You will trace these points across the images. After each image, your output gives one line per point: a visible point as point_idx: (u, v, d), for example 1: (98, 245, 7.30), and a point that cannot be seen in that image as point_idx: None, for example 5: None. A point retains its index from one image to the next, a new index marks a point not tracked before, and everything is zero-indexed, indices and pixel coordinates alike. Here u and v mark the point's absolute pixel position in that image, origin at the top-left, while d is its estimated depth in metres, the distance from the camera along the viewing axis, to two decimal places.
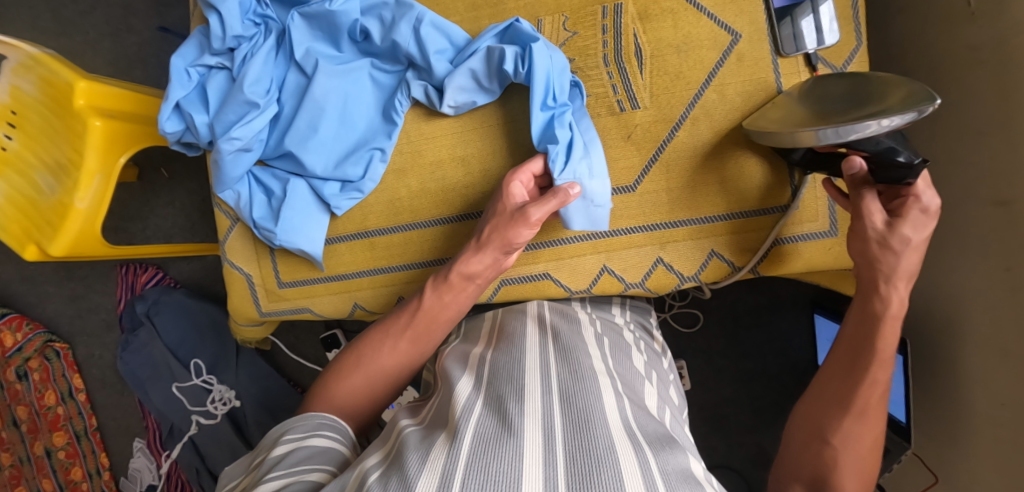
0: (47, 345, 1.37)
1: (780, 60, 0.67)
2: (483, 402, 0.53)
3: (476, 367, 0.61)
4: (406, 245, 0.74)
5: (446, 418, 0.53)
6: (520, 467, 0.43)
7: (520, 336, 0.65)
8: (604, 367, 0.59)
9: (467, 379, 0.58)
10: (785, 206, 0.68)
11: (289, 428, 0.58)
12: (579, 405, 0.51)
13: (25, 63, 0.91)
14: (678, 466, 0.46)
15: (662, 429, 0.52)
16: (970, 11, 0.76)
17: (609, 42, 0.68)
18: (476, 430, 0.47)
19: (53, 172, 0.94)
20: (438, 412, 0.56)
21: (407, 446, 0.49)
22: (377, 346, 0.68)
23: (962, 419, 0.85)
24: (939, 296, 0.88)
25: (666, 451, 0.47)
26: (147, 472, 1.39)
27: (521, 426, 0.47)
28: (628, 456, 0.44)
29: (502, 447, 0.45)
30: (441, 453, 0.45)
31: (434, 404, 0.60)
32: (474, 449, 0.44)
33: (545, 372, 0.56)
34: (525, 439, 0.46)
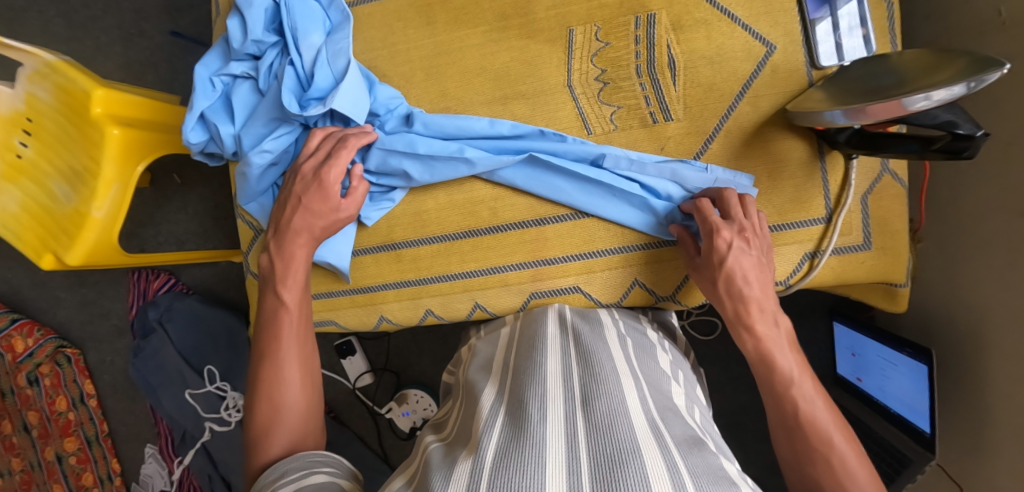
0: (59, 351, 1.36)
1: (814, 72, 0.66)
2: (505, 412, 0.52)
3: (498, 375, 0.60)
4: (435, 257, 0.73)
5: (469, 430, 0.52)
6: (545, 474, 0.43)
7: (541, 338, 0.64)
8: (628, 367, 0.58)
9: (490, 388, 0.58)
10: (817, 219, 0.67)
11: (284, 472, 0.55)
12: (602, 409, 0.50)
13: (40, 71, 0.90)
14: (709, 468, 0.45)
15: (689, 432, 0.51)
16: (1002, 19, 0.74)
17: (641, 53, 0.67)
18: (499, 440, 0.47)
19: (68, 179, 0.93)
20: (461, 426, 0.56)
21: (431, 465, 0.48)
22: (274, 389, 0.63)
23: (988, 431, 0.84)
24: (964, 307, 0.87)
25: (695, 454, 0.47)
26: (159, 479, 1.38)
27: (543, 434, 0.47)
28: (654, 460, 0.43)
29: (524, 455, 0.45)
30: (466, 468, 0.45)
31: (457, 419, 0.59)
32: (497, 462, 0.44)
33: (566, 377, 0.56)
34: (548, 448, 0.45)
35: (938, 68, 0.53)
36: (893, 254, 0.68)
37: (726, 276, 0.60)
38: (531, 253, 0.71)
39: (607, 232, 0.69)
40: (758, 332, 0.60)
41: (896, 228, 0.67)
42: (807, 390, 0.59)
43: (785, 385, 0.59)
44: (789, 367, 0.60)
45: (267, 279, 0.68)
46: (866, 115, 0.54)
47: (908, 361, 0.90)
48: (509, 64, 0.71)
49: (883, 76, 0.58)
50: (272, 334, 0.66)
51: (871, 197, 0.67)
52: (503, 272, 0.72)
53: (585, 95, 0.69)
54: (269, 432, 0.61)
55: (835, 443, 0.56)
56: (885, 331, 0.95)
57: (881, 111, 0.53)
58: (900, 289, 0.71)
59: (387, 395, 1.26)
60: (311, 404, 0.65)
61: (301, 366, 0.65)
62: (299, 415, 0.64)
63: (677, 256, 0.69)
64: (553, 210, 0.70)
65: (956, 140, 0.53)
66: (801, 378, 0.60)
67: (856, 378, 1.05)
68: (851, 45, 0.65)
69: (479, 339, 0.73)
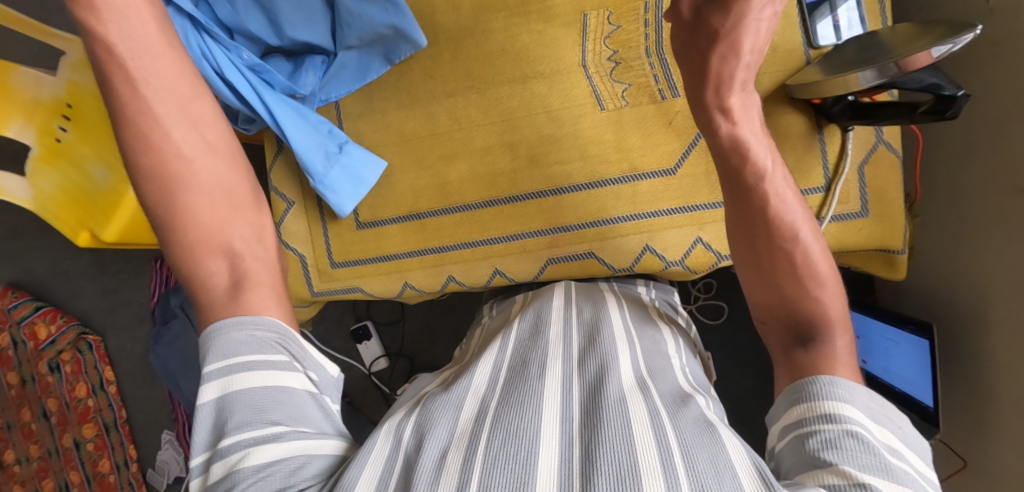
0: (81, 338, 1.41)
1: (812, 52, 0.71)
2: (508, 366, 0.56)
3: (506, 341, 0.64)
4: (457, 226, 0.78)
5: (475, 390, 0.57)
6: (540, 420, 0.47)
7: (545, 305, 0.68)
8: (626, 334, 0.62)
9: (496, 355, 0.62)
10: (815, 188, 0.72)
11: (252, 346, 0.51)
12: (597, 368, 0.54)
13: (83, 58, 0.96)
14: (693, 417, 0.49)
15: (679, 388, 0.55)
16: (989, 6, 0.79)
17: (651, 35, 0.73)
18: (499, 390, 0.52)
19: (108, 163, 1.00)
20: (468, 386, 0.60)
21: (441, 415, 0.53)
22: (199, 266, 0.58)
23: (990, 403, 0.87)
24: (964, 283, 0.91)
25: (680, 404, 0.50)
26: (176, 464, 1.45)
27: (540, 387, 0.51)
28: (639, 409, 0.47)
29: (522, 405, 0.48)
30: (470, 416, 0.49)
31: (466, 380, 0.63)
32: (497, 413, 0.48)
33: (566, 340, 0.60)
34: (544, 400, 0.49)
35: (921, 36, 0.58)
36: (890, 222, 0.72)
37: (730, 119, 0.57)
38: (548, 220, 0.75)
39: (619, 200, 0.74)
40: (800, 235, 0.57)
41: (892, 197, 0.72)
42: (835, 313, 0.56)
43: (809, 281, 0.56)
44: (821, 267, 0.57)
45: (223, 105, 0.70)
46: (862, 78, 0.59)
47: (911, 337, 0.95)
48: (528, 46, 0.76)
49: (872, 49, 0.62)
50: None
51: (868, 167, 0.71)
52: (522, 239, 0.76)
53: (598, 74, 0.74)
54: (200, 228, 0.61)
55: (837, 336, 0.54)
56: (888, 310, 1.00)
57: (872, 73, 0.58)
58: (898, 257, 0.75)
59: (401, 379, 1.29)
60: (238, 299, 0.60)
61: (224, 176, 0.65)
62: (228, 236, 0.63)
63: (688, 222, 0.73)
64: (569, 180, 0.74)
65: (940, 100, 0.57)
66: (829, 283, 0.57)
67: (863, 359, 1.10)
68: (849, 32, 0.71)
69: (491, 317, 0.78)
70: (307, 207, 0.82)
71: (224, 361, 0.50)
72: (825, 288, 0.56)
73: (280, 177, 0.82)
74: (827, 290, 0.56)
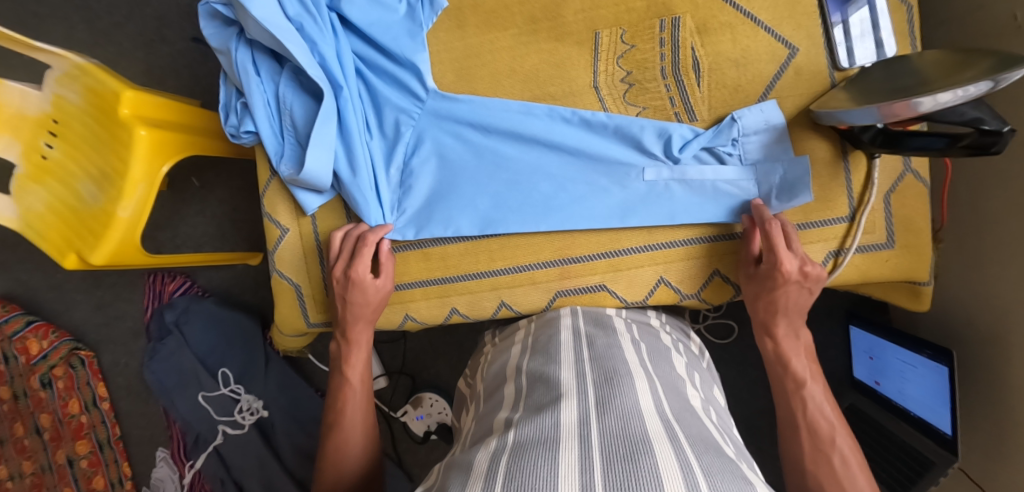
0: (73, 353, 1.36)
1: (836, 74, 0.67)
2: (522, 414, 0.53)
3: (516, 379, 0.61)
4: (462, 256, 0.74)
5: (484, 438, 0.53)
6: (558, 470, 0.43)
7: (556, 344, 0.65)
8: (643, 371, 0.59)
9: (505, 403, 0.58)
10: (840, 217, 0.68)
11: None
12: (617, 412, 0.50)
13: (69, 72, 0.91)
14: (725, 469, 0.46)
15: (704, 432, 0.51)
16: (1019, 24, 0.75)
17: (666, 55, 0.68)
18: (511, 443, 0.48)
19: (96, 181, 0.94)
20: (476, 435, 0.56)
21: (450, 473, 0.49)
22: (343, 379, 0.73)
23: (1012, 435, 0.84)
24: (984, 309, 0.88)
25: (708, 452, 0.47)
26: (170, 483, 1.37)
27: (558, 434, 0.48)
28: (667, 456, 0.44)
29: (540, 453, 0.45)
30: (482, 472, 0.45)
31: (475, 426, 0.60)
32: (514, 460, 0.44)
33: (581, 378, 0.57)
34: (563, 447, 0.46)
35: (963, 65, 0.54)
36: (916, 254, 0.69)
37: (770, 296, 0.65)
38: (557, 251, 0.72)
39: (632, 230, 0.71)
40: (791, 362, 0.66)
41: (919, 227, 0.68)
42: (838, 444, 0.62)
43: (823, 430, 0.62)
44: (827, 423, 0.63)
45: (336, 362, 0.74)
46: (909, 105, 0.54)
47: (928, 362, 0.91)
48: (538, 66, 0.72)
49: (904, 76, 0.59)
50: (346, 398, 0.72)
51: (894, 196, 0.68)
52: (530, 271, 0.73)
53: (611, 96, 0.71)
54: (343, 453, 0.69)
55: (837, 443, 0.61)
56: (904, 333, 0.96)
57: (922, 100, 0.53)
58: (924, 288, 0.72)
59: (401, 399, 1.26)
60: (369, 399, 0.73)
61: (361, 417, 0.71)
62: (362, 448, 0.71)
63: (705, 254, 0.70)
64: (580, 210, 0.70)
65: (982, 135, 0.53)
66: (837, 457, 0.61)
67: (875, 381, 1.06)
68: (864, 50, 0.66)
69: (496, 346, 0.75)
70: (303, 235, 0.78)
71: None
72: (830, 429, 0.62)
73: (274, 204, 0.78)
74: (833, 430, 0.62)
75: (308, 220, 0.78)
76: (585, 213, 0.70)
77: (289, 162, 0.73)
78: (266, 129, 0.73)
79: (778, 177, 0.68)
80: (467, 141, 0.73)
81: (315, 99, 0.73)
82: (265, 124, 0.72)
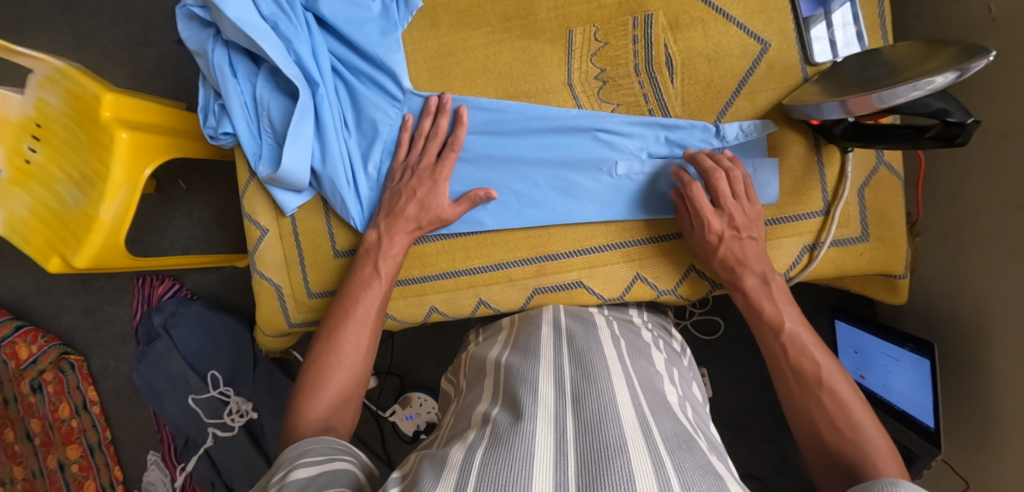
0: (63, 358, 1.35)
1: (808, 68, 0.68)
2: (500, 409, 0.52)
3: (495, 373, 0.60)
4: (440, 253, 0.75)
5: (462, 433, 0.52)
6: (533, 468, 0.42)
7: (537, 340, 0.64)
8: (621, 366, 0.57)
9: (484, 397, 0.57)
10: (815, 211, 0.69)
11: (304, 454, 0.55)
12: (592, 405, 0.49)
13: (50, 76, 0.91)
14: (697, 463, 0.44)
15: (680, 428, 0.50)
16: (992, 17, 0.76)
17: (639, 52, 0.69)
18: (487, 437, 0.47)
19: (78, 184, 0.94)
20: (453, 430, 0.55)
21: (424, 463, 0.47)
22: (335, 329, 0.68)
23: (992, 425, 0.84)
24: (964, 301, 0.88)
25: (683, 449, 0.46)
26: (161, 486, 1.36)
27: (533, 429, 0.46)
28: (641, 454, 0.43)
29: (513, 451, 0.44)
30: (455, 464, 0.44)
31: (450, 424, 0.58)
32: (486, 458, 0.43)
33: (558, 374, 0.56)
34: (538, 444, 0.45)
35: (930, 57, 0.54)
36: (891, 246, 0.69)
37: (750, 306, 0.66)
38: (534, 248, 0.73)
39: (608, 227, 0.71)
40: (824, 379, 0.60)
41: (893, 219, 0.69)
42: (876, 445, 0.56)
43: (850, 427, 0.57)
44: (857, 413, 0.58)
45: (367, 254, 0.71)
46: (883, 96, 0.54)
47: (910, 356, 0.92)
48: (512, 63, 0.72)
49: (875, 69, 0.59)
50: (360, 300, 0.69)
51: (868, 189, 0.68)
52: (508, 268, 0.73)
53: (585, 93, 0.71)
54: (321, 387, 0.65)
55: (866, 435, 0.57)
56: (887, 327, 0.96)
57: (897, 91, 0.53)
58: (900, 281, 0.72)
59: (390, 399, 1.26)
60: (360, 364, 0.67)
61: (360, 340, 0.68)
62: (352, 379, 0.66)
63: (681, 250, 0.71)
64: (555, 208, 0.71)
65: (955, 124, 0.54)
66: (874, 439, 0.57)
67: (861, 376, 1.05)
68: (843, 42, 0.67)
69: (479, 344, 0.74)
70: (283, 235, 0.79)
71: (287, 466, 0.54)
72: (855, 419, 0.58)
73: (253, 204, 0.78)
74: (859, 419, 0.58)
75: (287, 221, 0.78)
76: (564, 211, 0.71)
77: (266, 162, 0.73)
78: (242, 129, 0.73)
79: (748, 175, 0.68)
80: None
81: (291, 98, 0.73)
82: (241, 124, 0.72)
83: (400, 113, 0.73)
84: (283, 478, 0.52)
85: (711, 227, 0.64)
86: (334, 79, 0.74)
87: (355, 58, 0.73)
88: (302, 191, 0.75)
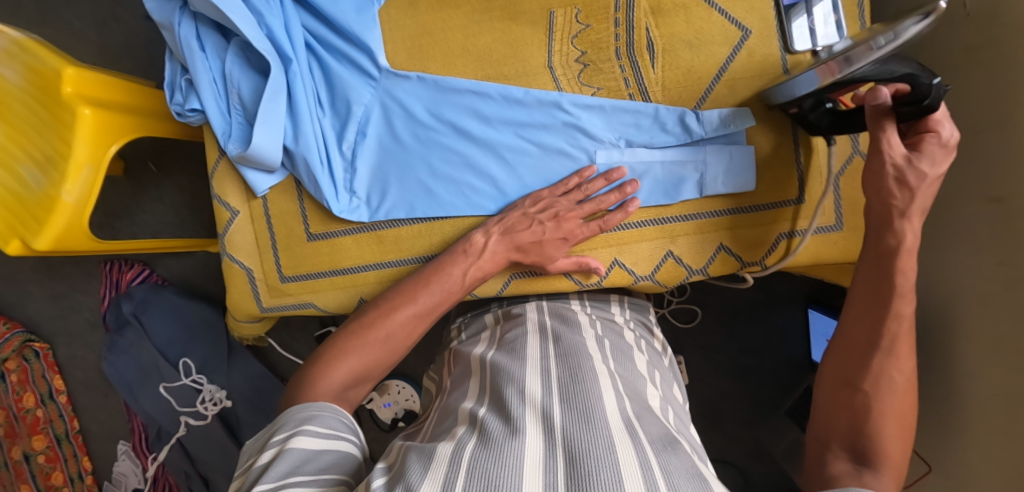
0: (26, 345, 1.31)
1: (789, 57, 0.68)
2: (488, 408, 0.51)
3: (482, 371, 0.60)
4: (417, 238, 0.74)
5: (449, 430, 0.51)
6: (522, 468, 0.42)
7: (522, 340, 0.63)
8: (607, 369, 0.57)
9: (470, 394, 0.56)
10: (792, 200, 0.69)
11: (311, 419, 0.54)
12: (581, 405, 0.49)
13: (8, 51, 0.88)
14: (683, 466, 0.44)
15: (665, 431, 0.50)
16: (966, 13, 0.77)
17: (621, 36, 0.69)
18: (476, 437, 0.47)
19: (39, 164, 0.90)
20: (437, 427, 0.54)
21: (409, 454, 0.47)
22: (394, 306, 0.66)
23: (955, 408, 0.86)
24: (932, 289, 0.90)
25: (669, 451, 0.46)
26: (133, 476, 1.33)
27: (523, 430, 0.46)
28: (630, 456, 0.43)
29: (503, 451, 0.43)
30: (443, 459, 0.43)
31: (432, 423, 0.57)
32: (475, 457, 0.43)
33: (546, 374, 0.55)
34: (528, 446, 0.44)
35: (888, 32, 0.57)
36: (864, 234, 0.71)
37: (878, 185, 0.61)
38: None
39: None
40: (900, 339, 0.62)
41: None
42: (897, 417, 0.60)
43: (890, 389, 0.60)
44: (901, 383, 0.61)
45: (457, 246, 0.69)
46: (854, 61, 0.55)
47: None
48: (492, 45, 0.71)
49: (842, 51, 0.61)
50: (425, 289, 0.67)
51: (843, 178, 0.69)
52: None
53: (566, 76, 0.70)
54: (352, 355, 0.63)
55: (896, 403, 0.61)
56: None
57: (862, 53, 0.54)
58: None
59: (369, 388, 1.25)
60: (394, 352, 0.65)
61: (407, 329, 0.66)
62: (376, 363, 0.64)
63: (658, 236, 0.71)
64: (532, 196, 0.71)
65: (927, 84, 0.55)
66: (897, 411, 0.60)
67: None
68: (823, 31, 0.67)
69: (459, 343, 0.73)
70: (254, 217, 0.77)
71: (292, 427, 0.53)
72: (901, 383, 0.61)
73: (222, 185, 0.76)
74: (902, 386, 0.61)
75: (258, 202, 0.76)
76: None
77: (236, 141, 0.71)
78: (211, 106, 0.70)
79: (725, 162, 0.68)
80: (415, 119, 0.71)
81: (262, 75, 0.71)
82: (210, 101, 0.70)
83: (376, 93, 0.72)
84: (284, 444, 0.51)
85: (895, 156, 0.59)
86: (308, 57, 0.72)
87: (331, 35, 0.71)
88: (274, 172, 0.74)
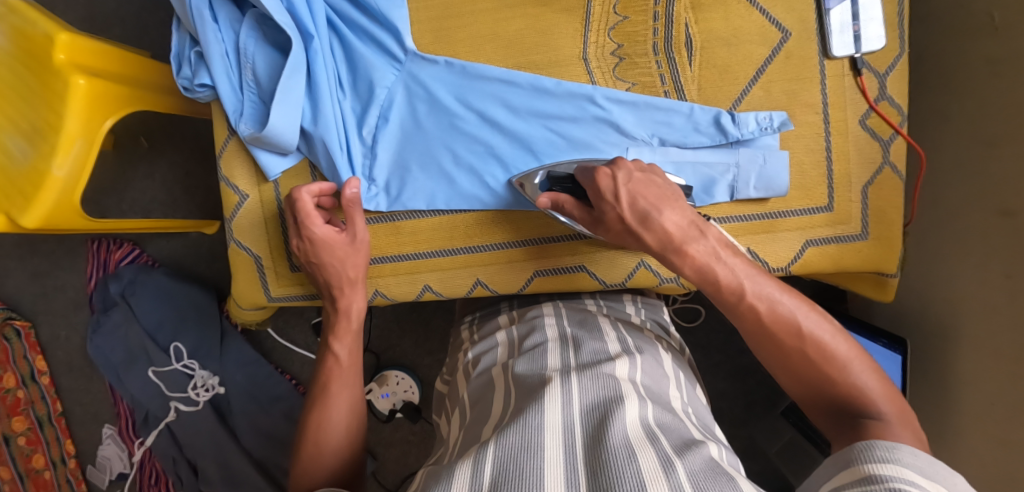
0: (7, 323, 1.26)
1: (826, 61, 0.66)
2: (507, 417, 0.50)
3: (504, 381, 0.58)
4: (436, 231, 0.71)
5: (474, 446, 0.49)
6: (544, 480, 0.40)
7: (544, 346, 0.61)
8: (628, 372, 0.55)
9: (494, 403, 0.55)
10: (821, 207, 0.68)
11: None
12: (600, 411, 0.47)
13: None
14: (706, 464, 0.42)
15: (690, 434, 0.48)
16: (993, 25, 0.77)
17: (660, 30, 0.67)
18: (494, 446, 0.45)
19: (26, 135, 0.84)
20: (462, 445, 0.53)
21: (433, 476, 0.45)
22: (321, 392, 0.64)
23: (952, 417, 0.87)
24: (937, 298, 0.91)
25: (693, 451, 0.44)
26: (117, 461, 1.29)
27: (542, 439, 0.44)
28: (653, 460, 0.40)
29: (523, 464, 0.42)
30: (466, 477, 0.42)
31: (457, 442, 0.55)
32: (499, 470, 0.41)
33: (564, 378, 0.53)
34: (549, 457, 0.42)
35: None
36: (886, 245, 0.70)
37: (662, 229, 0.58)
38: (537, 230, 0.70)
39: None
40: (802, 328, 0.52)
41: (891, 219, 0.69)
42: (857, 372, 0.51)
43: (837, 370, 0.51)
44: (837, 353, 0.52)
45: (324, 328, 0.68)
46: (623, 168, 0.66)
47: (883, 351, 0.92)
48: (522, 32, 0.68)
49: None
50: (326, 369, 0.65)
51: (871, 188, 0.68)
52: (509, 250, 0.71)
53: (600, 69, 0.68)
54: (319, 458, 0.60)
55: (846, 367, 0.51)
56: (859, 321, 0.98)
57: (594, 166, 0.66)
58: (889, 279, 0.73)
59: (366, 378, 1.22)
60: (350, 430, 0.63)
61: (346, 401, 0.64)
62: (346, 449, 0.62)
63: None
64: None
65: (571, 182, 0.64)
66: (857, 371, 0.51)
67: None
68: (864, 34, 0.65)
69: (475, 346, 0.71)
70: (264, 202, 0.73)
71: None
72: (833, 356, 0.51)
73: (231, 166, 0.72)
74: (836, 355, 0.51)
75: (269, 187, 0.72)
76: None
77: (249, 121, 0.67)
78: (222, 82, 0.67)
79: (758, 166, 0.66)
80: (439, 106, 0.68)
81: (279, 51, 0.67)
82: (222, 76, 0.66)
83: (401, 76, 0.69)
84: None
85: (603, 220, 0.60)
86: (329, 34, 0.68)
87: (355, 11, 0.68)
88: (288, 155, 0.70)
